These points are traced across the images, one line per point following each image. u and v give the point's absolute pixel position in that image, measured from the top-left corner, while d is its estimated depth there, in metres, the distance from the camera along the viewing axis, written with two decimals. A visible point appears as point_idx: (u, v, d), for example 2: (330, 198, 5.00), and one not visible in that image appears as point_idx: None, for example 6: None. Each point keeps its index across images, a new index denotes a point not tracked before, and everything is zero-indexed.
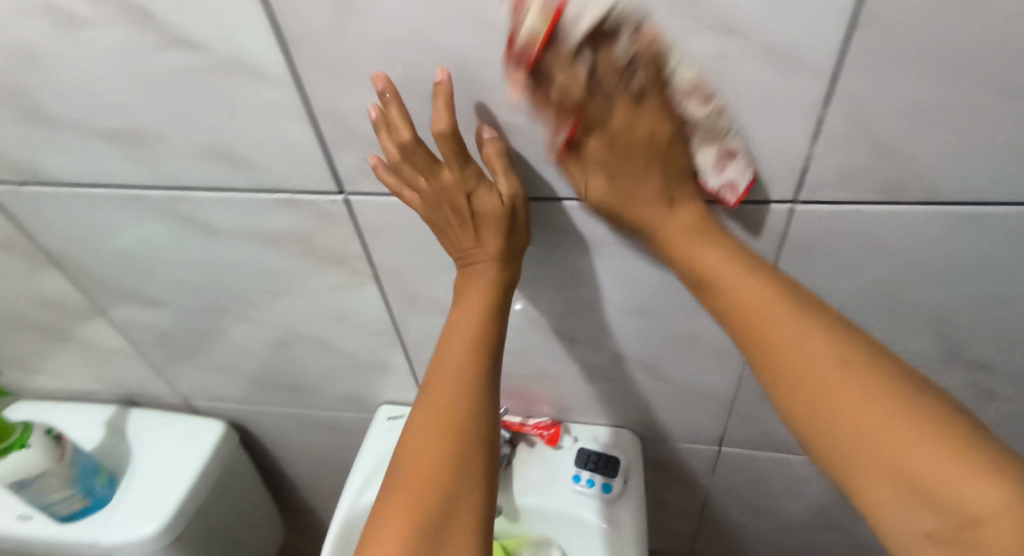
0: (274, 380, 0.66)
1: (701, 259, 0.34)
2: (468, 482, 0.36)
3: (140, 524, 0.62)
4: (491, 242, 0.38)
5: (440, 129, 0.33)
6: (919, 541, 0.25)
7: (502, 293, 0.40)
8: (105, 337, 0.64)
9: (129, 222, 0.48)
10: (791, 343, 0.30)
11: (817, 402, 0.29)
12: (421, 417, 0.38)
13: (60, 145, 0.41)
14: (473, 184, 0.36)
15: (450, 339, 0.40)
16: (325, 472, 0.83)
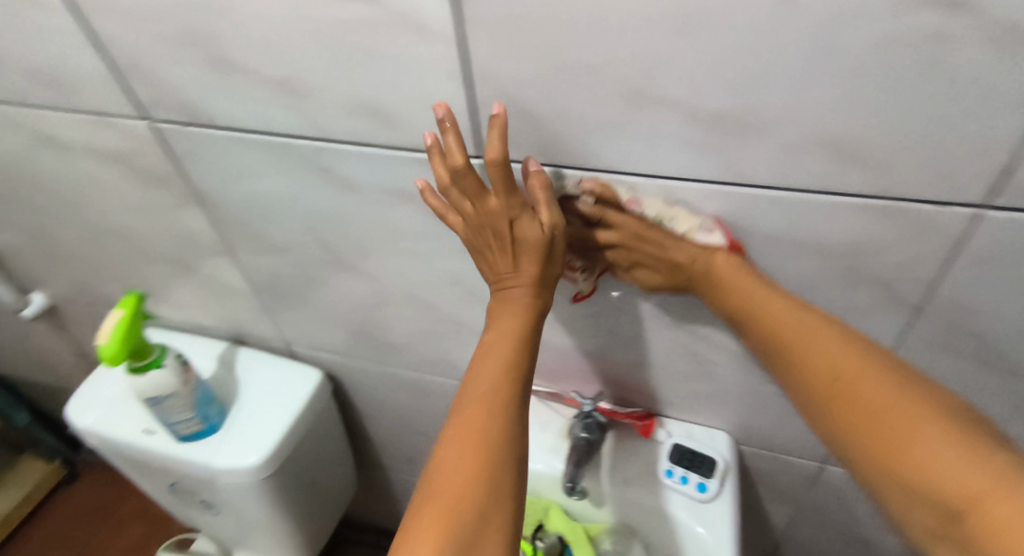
0: (373, 335, 0.69)
1: (733, 291, 0.38)
2: (499, 505, 0.34)
3: (244, 455, 0.66)
4: (530, 268, 0.39)
5: (494, 159, 0.34)
6: (927, 533, 0.29)
7: (536, 318, 0.41)
8: (229, 277, 0.68)
9: (273, 170, 0.51)
10: (810, 347, 0.35)
11: (830, 403, 0.34)
12: (450, 436, 0.37)
13: (229, 90, 0.44)
14: (519, 213, 0.38)
15: (484, 360, 0.40)
16: (403, 433, 0.85)
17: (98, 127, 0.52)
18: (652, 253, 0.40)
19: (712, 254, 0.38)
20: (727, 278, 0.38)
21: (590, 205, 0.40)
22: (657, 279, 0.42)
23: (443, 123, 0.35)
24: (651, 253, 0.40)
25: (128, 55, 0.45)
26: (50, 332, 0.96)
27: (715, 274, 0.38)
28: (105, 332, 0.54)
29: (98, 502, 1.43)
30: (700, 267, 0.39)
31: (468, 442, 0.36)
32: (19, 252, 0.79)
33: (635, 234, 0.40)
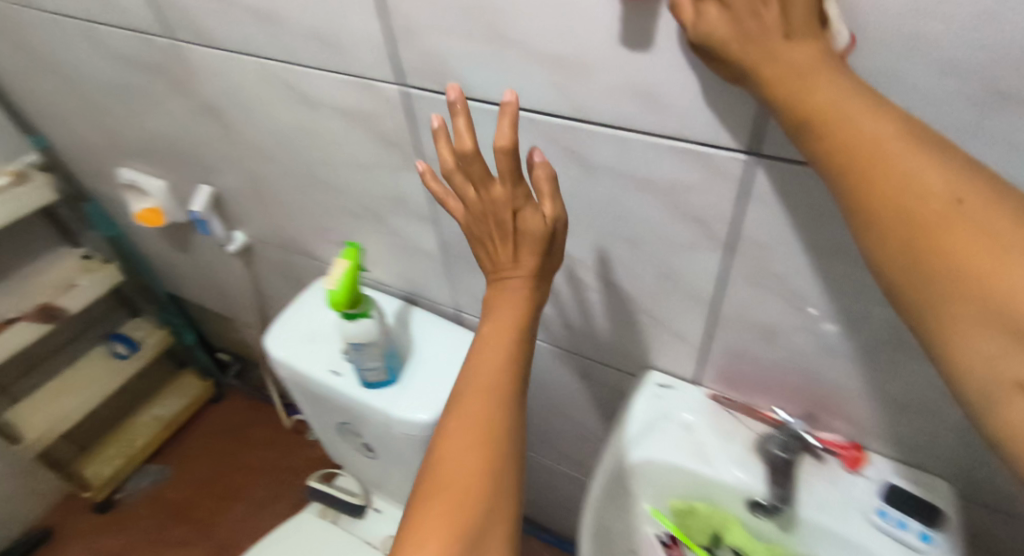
0: (548, 314, 0.70)
1: (835, 89, 0.30)
2: (502, 476, 0.44)
3: (417, 411, 0.70)
4: (528, 260, 0.49)
5: (503, 146, 0.40)
6: (1006, 383, 0.24)
7: (529, 309, 0.50)
8: (421, 239, 0.72)
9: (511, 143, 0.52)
10: (903, 161, 0.27)
11: (919, 231, 0.27)
12: (456, 423, 0.47)
13: (497, 63, 0.46)
14: (521, 204, 0.45)
15: (482, 357, 0.49)
16: (549, 412, 0.86)
17: (350, 87, 0.57)
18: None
19: (814, 41, 0.31)
20: (817, 73, 0.30)
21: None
22: (726, 28, 0.32)
23: (455, 108, 0.40)
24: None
25: (407, 21, 0.47)
26: (237, 266, 1.06)
27: (802, 65, 0.30)
28: (332, 279, 0.59)
29: (237, 422, 1.55)
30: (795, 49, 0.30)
31: (474, 427, 0.46)
32: (234, 192, 0.89)
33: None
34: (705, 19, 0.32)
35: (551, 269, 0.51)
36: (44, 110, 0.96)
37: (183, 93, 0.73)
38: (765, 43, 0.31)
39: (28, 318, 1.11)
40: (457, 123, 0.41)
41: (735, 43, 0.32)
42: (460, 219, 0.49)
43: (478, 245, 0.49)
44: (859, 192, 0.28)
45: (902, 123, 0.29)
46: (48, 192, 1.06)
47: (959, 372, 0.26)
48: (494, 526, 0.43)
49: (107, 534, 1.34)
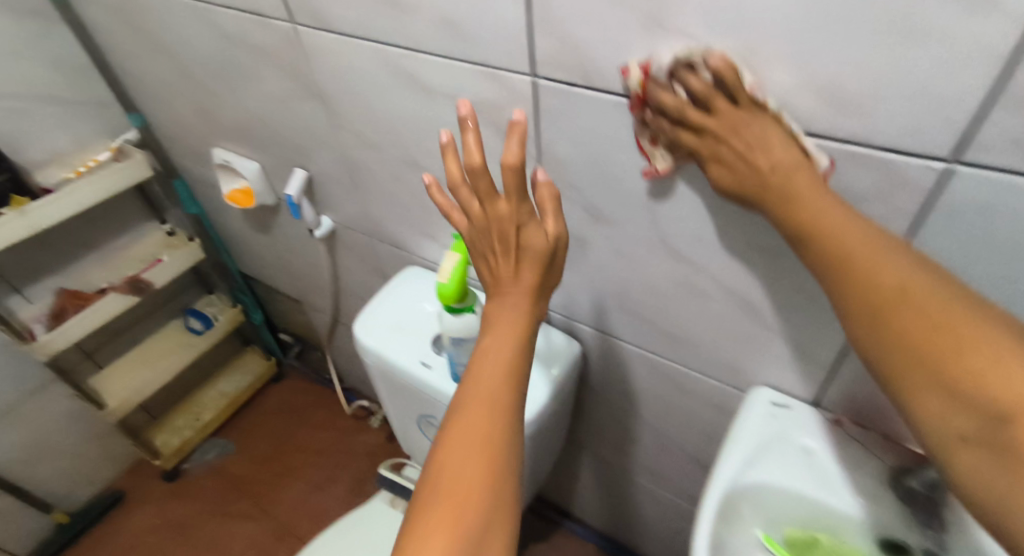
0: (651, 320, 0.66)
1: (814, 202, 0.38)
2: (502, 495, 0.43)
3: None
4: (529, 276, 0.50)
5: (511, 163, 0.43)
6: (954, 440, 0.32)
7: (528, 324, 0.51)
8: None
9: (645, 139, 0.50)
10: (869, 259, 0.36)
11: (882, 314, 0.35)
12: (455, 438, 0.45)
13: (647, 55, 0.44)
14: (524, 220, 0.48)
15: (483, 369, 0.49)
16: (630, 422, 0.83)
17: (475, 76, 0.56)
18: (739, 149, 0.41)
19: (796, 170, 0.40)
20: (802, 195, 0.39)
21: (705, 85, 0.41)
22: (729, 178, 0.42)
23: (466, 125, 0.42)
24: (734, 147, 0.41)
25: (551, 10, 0.47)
26: (318, 251, 1.06)
27: (790, 191, 0.39)
28: (447, 273, 0.59)
29: (297, 404, 1.56)
30: (778, 181, 0.40)
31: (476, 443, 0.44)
32: (325, 178, 0.88)
33: (731, 126, 0.41)
34: (715, 177, 0.43)
35: (548, 286, 0.53)
36: (149, 88, 0.99)
37: (291, 77, 0.74)
38: (762, 178, 0.40)
39: (119, 290, 1.13)
40: (467, 140, 0.43)
41: (739, 188, 0.42)
42: (464, 231, 0.51)
43: (480, 257, 0.52)
44: (845, 290, 0.37)
45: (862, 225, 0.38)
46: (143, 169, 1.08)
47: (927, 429, 0.34)
48: (491, 546, 0.41)
49: (174, 503, 1.37)
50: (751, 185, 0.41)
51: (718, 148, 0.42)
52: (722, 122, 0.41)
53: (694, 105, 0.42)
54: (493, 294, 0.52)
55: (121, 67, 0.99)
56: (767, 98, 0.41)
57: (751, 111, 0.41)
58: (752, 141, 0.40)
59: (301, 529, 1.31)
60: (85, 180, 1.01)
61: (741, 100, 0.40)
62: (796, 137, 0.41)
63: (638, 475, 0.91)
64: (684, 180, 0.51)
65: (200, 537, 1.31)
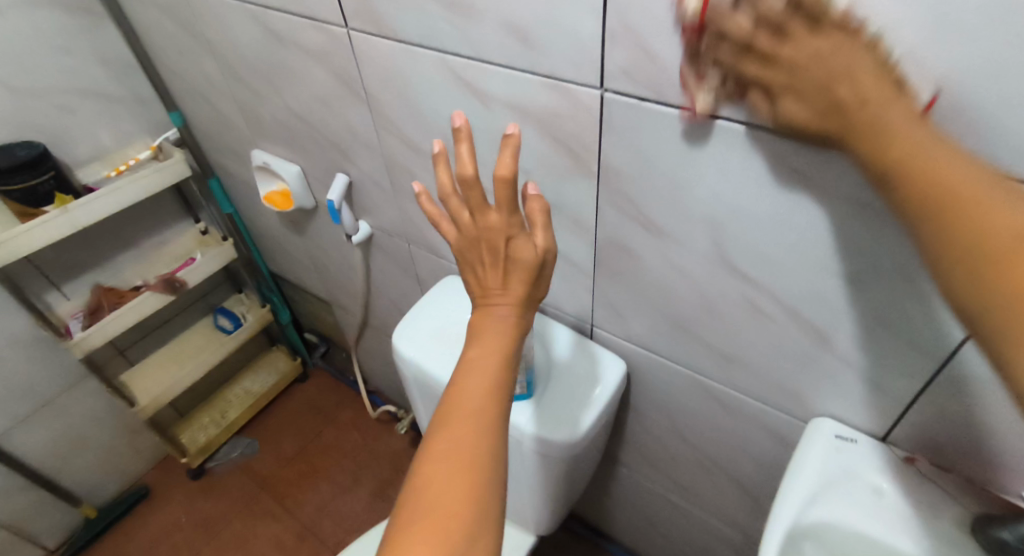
0: (705, 343, 0.64)
1: (912, 134, 0.32)
2: (485, 520, 0.40)
3: (552, 427, 0.68)
4: (517, 287, 0.48)
5: (503, 175, 0.43)
6: None
7: (514, 338, 0.49)
8: (571, 248, 0.68)
9: (715, 156, 0.48)
10: (988, 197, 0.29)
11: (1003, 262, 0.28)
12: (434, 459, 0.42)
13: None
14: (515, 232, 0.47)
15: (464, 385, 0.46)
16: (674, 444, 0.81)
17: (537, 86, 0.54)
18: (818, 81, 0.34)
19: (889, 100, 0.33)
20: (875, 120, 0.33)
21: (783, 5, 0.33)
22: (805, 112, 0.36)
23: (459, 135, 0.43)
24: (813, 83, 0.34)
25: (627, 20, 0.45)
26: (354, 255, 1.05)
27: (877, 119, 0.33)
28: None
29: (321, 405, 1.55)
30: (869, 111, 0.33)
31: (458, 464, 0.42)
32: (366, 182, 0.86)
33: (813, 52, 0.33)
34: (787, 111, 0.37)
35: (538, 297, 0.51)
36: (192, 88, 0.99)
37: (339, 81, 0.73)
38: (853, 107, 0.33)
39: (155, 288, 1.13)
40: (460, 149, 0.43)
41: (816, 123, 0.36)
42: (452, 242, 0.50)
43: (468, 268, 0.50)
44: (947, 238, 0.30)
45: (973, 163, 0.31)
46: (182, 169, 1.08)
47: None
48: None
49: (199, 500, 1.37)
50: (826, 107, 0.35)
51: (788, 84, 0.36)
52: (800, 50, 0.33)
53: (766, 31, 0.35)
54: (478, 307, 0.50)
55: (166, 66, 0.99)
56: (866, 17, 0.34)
57: (838, 37, 0.33)
58: (838, 69, 0.33)
59: (324, 532, 1.29)
60: (125, 179, 1.01)
61: (821, 21, 0.33)
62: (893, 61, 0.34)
63: (677, 497, 0.88)
64: (755, 202, 0.48)
65: (225, 536, 1.30)
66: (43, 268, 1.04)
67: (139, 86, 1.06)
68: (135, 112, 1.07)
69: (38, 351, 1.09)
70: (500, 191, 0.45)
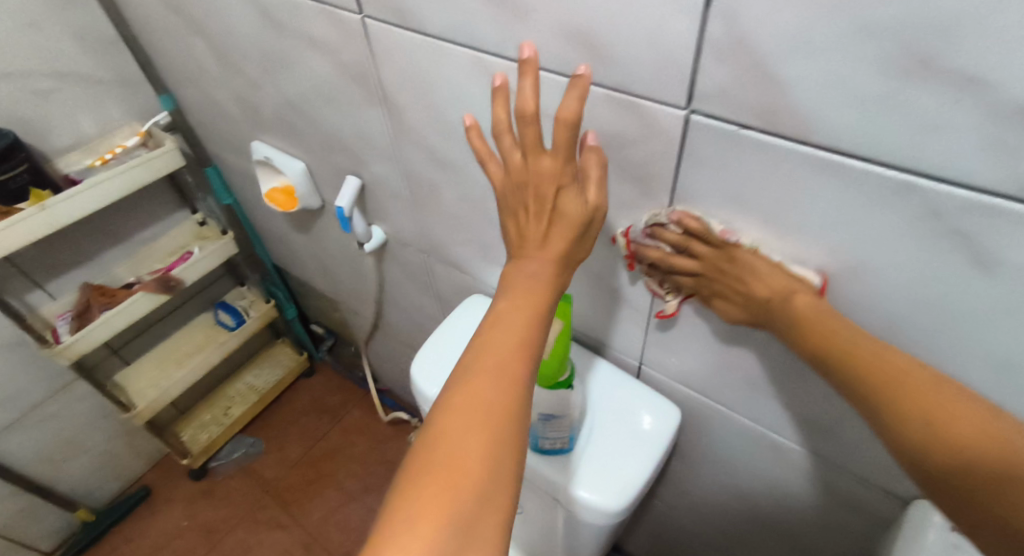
0: (783, 403, 0.54)
1: (815, 330, 0.40)
2: (501, 480, 0.36)
3: (599, 491, 0.59)
4: (558, 244, 0.42)
5: (567, 119, 0.39)
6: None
7: (550, 293, 0.43)
8: (624, 283, 0.58)
9: (838, 204, 0.37)
10: (890, 375, 0.37)
11: (921, 444, 0.35)
12: (454, 406, 0.38)
13: (881, 104, 0.31)
14: (566, 183, 0.41)
15: (494, 333, 0.41)
16: (725, 490, 0.72)
17: (598, 100, 0.43)
18: (730, 285, 0.46)
19: (794, 294, 0.41)
20: (808, 320, 0.40)
21: (679, 234, 0.46)
22: (737, 311, 0.47)
23: (526, 68, 0.40)
24: (732, 286, 0.45)
25: (740, 29, 0.34)
26: (364, 261, 0.95)
27: (796, 314, 0.41)
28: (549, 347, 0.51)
29: (328, 403, 1.48)
30: (781, 308, 0.42)
31: (480, 417, 0.37)
32: (381, 188, 0.75)
33: (718, 267, 0.46)
34: (724, 310, 0.48)
35: (578, 259, 0.44)
36: (182, 70, 0.87)
37: (351, 77, 0.61)
38: (772, 318, 0.44)
39: (147, 288, 1.03)
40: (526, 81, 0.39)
41: (749, 318, 0.46)
42: (496, 184, 0.44)
43: (508, 216, 0.44)
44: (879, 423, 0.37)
45: (870, 342, 0.39)
46: (175, 159, 0.96)
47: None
48: (485, 528, 0.35)
49: (202, 504, 1.31)
50: (751, 306, 0.45)
51: (716, 284, 0.47)
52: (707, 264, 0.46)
53: (679, 252, 0.48)
54: (513, 257, 0.44)
55: (151, 44, 0.86)
56: (741, 236, 0.44)
57: (727, 250, 0.44)
58: (738, 278, 0.44)
59: (333, 542, 1.23)
60: (112, 171, 0.89)
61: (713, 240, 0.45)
62: (782, 264, 0.43)
63: (718, 540, 0.81)
64: (885, 262, 0.38)
65: (228, 544, 1.25)
66: (25, 269, 0.95)
67: (123, 64, 0.93)
68: (119, 93, 0.94)
69: (24, 357, 1.01)
70: (559, 135, 0.40)
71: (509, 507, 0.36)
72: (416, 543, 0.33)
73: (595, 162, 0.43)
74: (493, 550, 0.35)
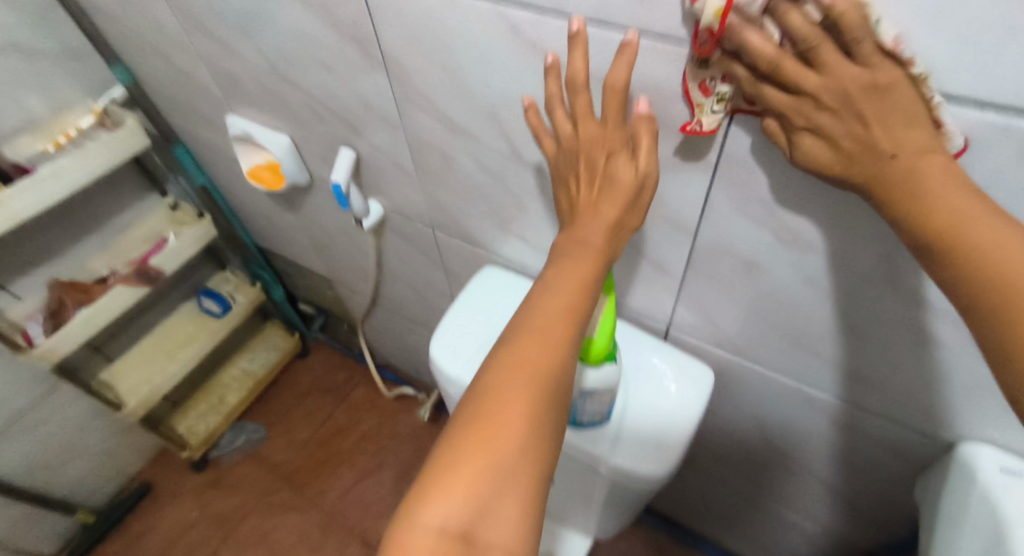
0: (830, 360, 0.53)
1: (946, 213, 0.31)
2: (545, 433, 0.35)
3: (644, 459, 0.58)
4: (608, 212, 0.42)
5: (616, 85, 0.38)
6: None
7: (600, 262, 0.42)
8: (658, 249, 0.54)
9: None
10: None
11: None
12: (503, 360, 0.37)
13: (978, 35, 0.29)
14: (617, 148, 0.41)
15: (545, 297, 0.40)
16: (753, 444, 0.73)
17: (642, 52, 0.39)
18: (863, 116, 0.31)
19: (926, 154, 0.31)
20: (935, 202, 0.31)
21: (814, 23, 0.30)
22: (828, 152, 0.33)
23: (577, 40, 0.39)
24: (853, 120, 0.31)
25: None
26: (363, 237, 0.90)
27: (918, 178, 0.31)
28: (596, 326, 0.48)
29: (329, 382, 1.45)
30: (905, 167, 0.31)
31: (531, 370, 0.36)
32: (380, 160, 0.69)
33: (844, 98, 0.31)
34: (805, 146, 0.34)
35: (629, 227, 0.44)
36: (139, 38, 0.77)
37: (345, 36, 0.55)
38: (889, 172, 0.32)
39: (126, 281, 0.96)
40: (574, 55, 0.39)
41: (834, 163, 0.34)
42: (550, 158, 0.45)
43: (563, 191, 0.46)
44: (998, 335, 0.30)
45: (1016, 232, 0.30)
46: (140, 139, 0.88)
47: None
48: (528, 473, 0.34)
49: (211, 494, 1.28)
50: (858, 157, 0.32)
51: (820, 115, 0.32)
52: (830, 83, 0.30)
53: (792, 52, 0.31)
54: (567, 225, 0.44)
55: (98, 8, 0.76)
56: None
57: (881, 72, 0.30)
58: (880, 110, 0.31)
59: (351, 519, 1.23)
60: (72, 158, 0.81)
61: (863, 53, 0.30)
62: (934, 107, 0.31)
63: (745, 487, 0.82)
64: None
65: (243, 531, 1.23)
66: None
67: (68, 35, 0.82)
68: (68, 67, 0.84)
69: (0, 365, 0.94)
70: (610, 101, 0.39)
71: (553, 454, 0.36)
72: (460, 484, 0.33)
73: (645, 128, 0.40)
74: (535, 498, 0.34)
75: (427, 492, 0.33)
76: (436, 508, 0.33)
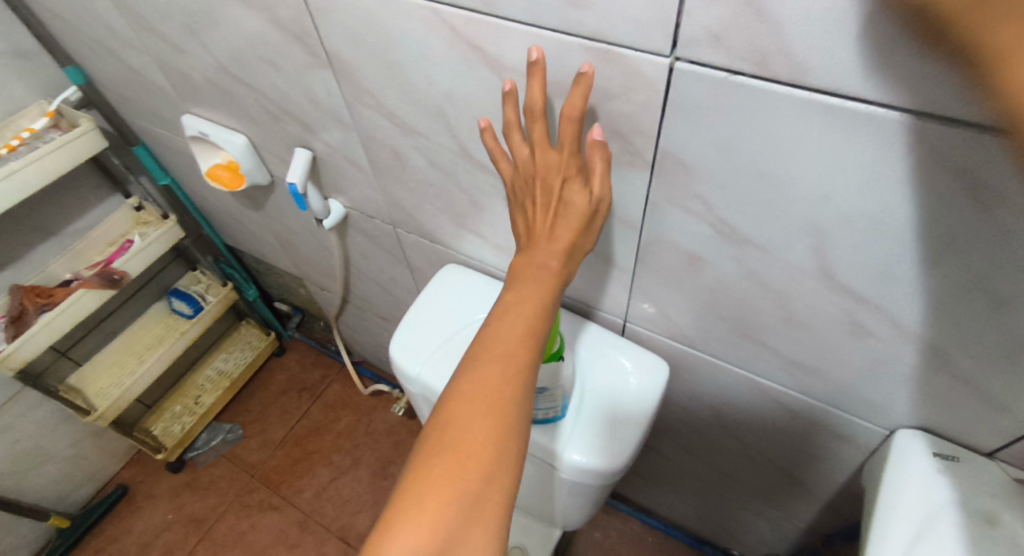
0: (777, 350, 0.54)
1: None
2: (509, 460, 0.36)
3: (596, 452, 0.59)
4: (564, 236, 0.42)
5: (570, 115, 0.38)
6: None
7: (558, 282, 0.42)
8: (608, 245, 0.55)
9: (852, 160, 0.35)
10: None
11: None
12: (462, 392, 0.37)
13: (889, 38, 0.29)
14: (572, 173, 0.41)
15: (501, 323, 0.40)
16: (716, 435, 0.74)
17: (573, 50, 0.39)
18: None
19: None
20: None
21: None
22: None
23: (535, 71, 0.38)
24: None
25: None
26: (327, 237, 0.89)
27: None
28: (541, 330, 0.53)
29: (306, 381, 1.44)
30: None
31: (489, 398, 0.37)
32: (336, 158, 0.69)
33: None
34: None
35: (584, 249, 0.43)
36: (87, 36, 0.76)
37: (289, 35, 0.54)
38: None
39: (89, 285, 0.94)
40: (530, 85, 0.39)
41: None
42: (508, 180, 0.45)
43: (520, 211, 0.45)
44: None
45: None
46: (96, 140, 0.87)
47: None
48: (491, 503, 0.35)
49: (186, 496, 1.28)
50: None
51: None
52: None
53: None
54: (523, 248, 0.43)
55: (45, 7, 0.75)
56: (733, 33, 0.33)
57: None
58: None
59: (328, 517, 1.23)
60: (24, 160, 0.79)
61: None
62: None
63: (711, 474, 0.84)
64: None
65: (218, 532, 1.23)
66: None
67: (17, 35, 0.81)
68: (15, 67, 0.82)
69: None
70: (564, 129, 0.39)
71: (519, 479, 0.36)
72: (425, 515, 0.34)
73: (599, 157, 0.40)
74: (500, 520, 0.35)
75: (395, 524, 0.34)
76: (403, 540, 0.34)
